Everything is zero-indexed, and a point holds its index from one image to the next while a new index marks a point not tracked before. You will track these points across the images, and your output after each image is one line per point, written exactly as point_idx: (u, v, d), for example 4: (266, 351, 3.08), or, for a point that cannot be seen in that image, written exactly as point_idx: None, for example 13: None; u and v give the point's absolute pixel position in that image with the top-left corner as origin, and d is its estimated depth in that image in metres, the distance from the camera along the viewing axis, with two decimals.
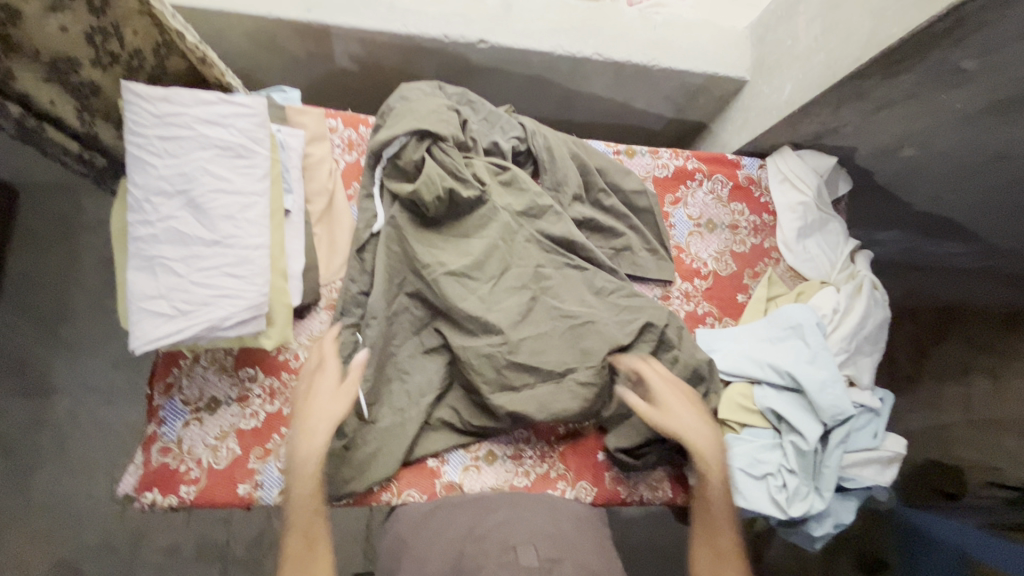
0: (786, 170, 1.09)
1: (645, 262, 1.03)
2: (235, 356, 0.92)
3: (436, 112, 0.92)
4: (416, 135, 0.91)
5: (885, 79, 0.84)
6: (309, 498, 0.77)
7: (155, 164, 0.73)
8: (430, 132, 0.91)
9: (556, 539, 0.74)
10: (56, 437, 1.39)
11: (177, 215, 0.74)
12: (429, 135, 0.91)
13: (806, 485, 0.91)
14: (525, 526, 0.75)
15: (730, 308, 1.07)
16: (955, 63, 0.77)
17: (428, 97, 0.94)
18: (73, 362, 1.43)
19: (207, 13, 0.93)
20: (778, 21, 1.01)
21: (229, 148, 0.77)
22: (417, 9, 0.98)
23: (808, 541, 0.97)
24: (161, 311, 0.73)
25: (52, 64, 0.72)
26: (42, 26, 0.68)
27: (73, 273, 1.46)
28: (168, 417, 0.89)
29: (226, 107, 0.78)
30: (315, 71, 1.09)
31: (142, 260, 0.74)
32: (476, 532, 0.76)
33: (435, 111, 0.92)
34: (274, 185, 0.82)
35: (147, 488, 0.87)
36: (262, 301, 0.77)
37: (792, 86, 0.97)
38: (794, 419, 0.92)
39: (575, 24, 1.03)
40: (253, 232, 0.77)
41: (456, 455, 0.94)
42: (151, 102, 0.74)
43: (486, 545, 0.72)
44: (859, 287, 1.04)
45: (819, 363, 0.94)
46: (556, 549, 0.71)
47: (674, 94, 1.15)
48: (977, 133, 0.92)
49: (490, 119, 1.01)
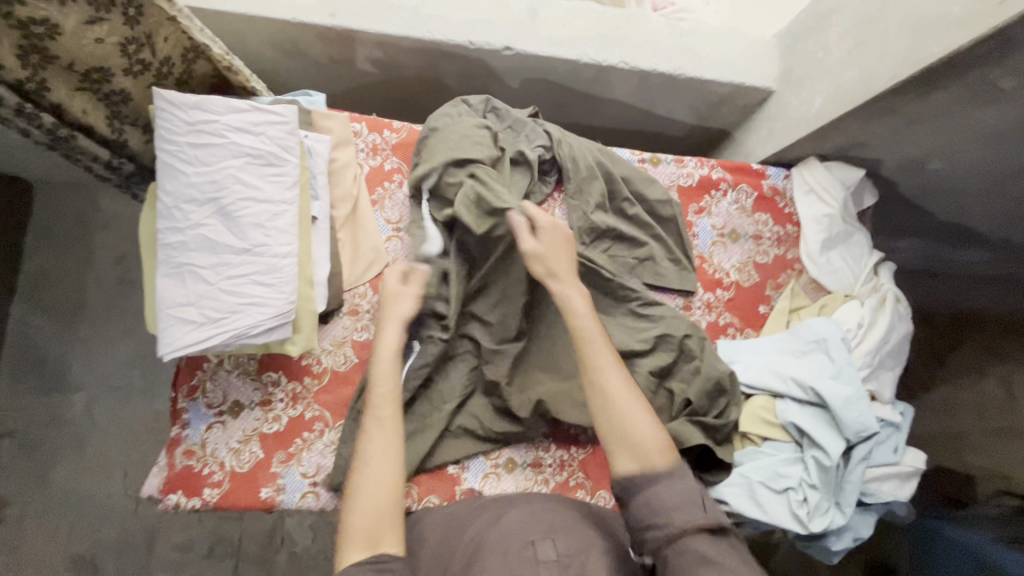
0: (813, 181, 1.08)
1: (670, 277, 1.02)
2: (259, 360, 0.92)
3: (468, 137, 0.94)
4: (453, 163, 0.93)
5: (921, 96, 0.83)
6: (386, 399, 0.82)
7: (186, 171, 0.73)
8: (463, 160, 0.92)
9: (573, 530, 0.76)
10: (73, 431, 1.41)
11: (207, 223, 0.74)
12: (467, 162, 0.93)
13: (827, 500, 0.91)
14: (541, 516, 0.77)
15: (752, 319, 1.06)
16: (993, 82, 0.76)
17: (463, 125, 0.95)
18: (90, 357, 1.44)
19: (233, 17, 0.93)
20: (808, 31, 1.00)
21: (259, 156, 0.77)
22: (442, 15, 0.97)
23: (826, 554, 0.97)
24: (190, 319, 0.73)
25: (85, 74, 0.72)
26: (80, 38, 0.67)
27: (88, 271, 1.47)
28: (192, 420, 0.90)
29: (257, 115, 0.77)
30: (337, 75, 1.08)
31: (173, 267, 0.74)
32: (499, 518, 0.78)
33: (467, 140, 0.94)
34: (302, 192, 0.81)
35: (172, 491, 0.88)
36: (289, 309, 0.77)
37: (822, 99, 0.96)
38: (817, 434, 0.92)
39: (600, 32, 1.02)
40: (282, 241, 0.77)
41: (476, 463, 0.94)
42: (183, 110, 0.73)
43: (505, 540, 0.73)
44: (883, 300, 1.03)
45: (843, 379, 0.93)
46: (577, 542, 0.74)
47: (698, 103, 1.13)
48: (1009, 151, 0.90)
49: (514, 126, 1.00)
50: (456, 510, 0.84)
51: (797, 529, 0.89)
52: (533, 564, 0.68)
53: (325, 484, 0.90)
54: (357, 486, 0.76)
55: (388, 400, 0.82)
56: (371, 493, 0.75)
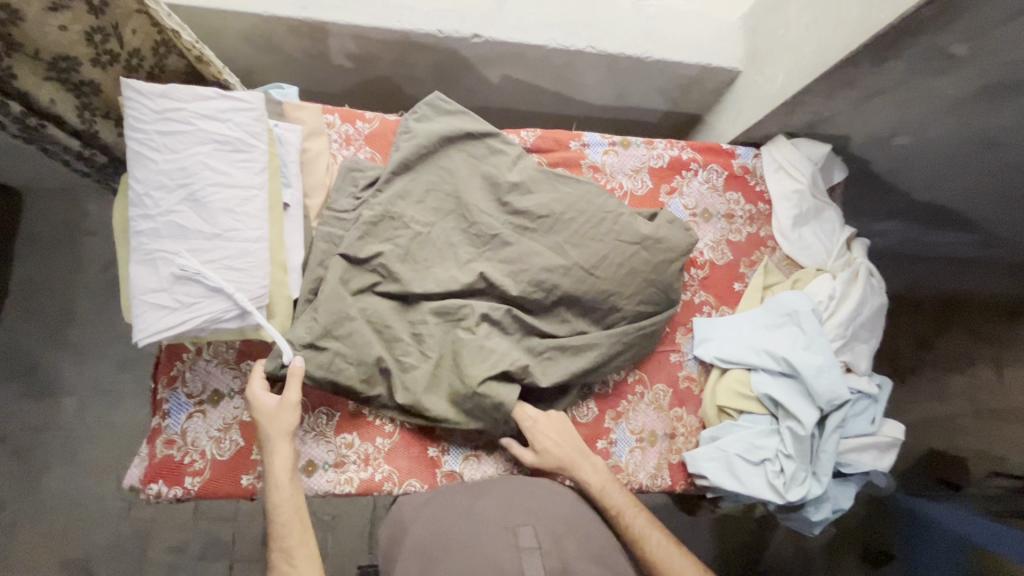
0: (781, 158, 1.09)
1: (661, 263, 0.98)
2: (237, 349, 0.93)
3: (487, 348, 0.91)
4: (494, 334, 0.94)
5: (876, 66, 0.86)
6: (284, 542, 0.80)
7: (156, 158, 0.77)
8: (470, 364, 0.90)
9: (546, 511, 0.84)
10: (63, 435, 1.40)
11: (177, 209, 0.78)
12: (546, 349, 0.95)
13: (804, 470, 0.95)
14: (517, 502, 0.84)
15: (727, 297, 1.08)
16: (944, 49, 0.79)
17: (485, 337, 0.92)
18: (78, 360, 1.43)
19: (207, 14, 0.94)
20: (769, 11, 1.03)
21: (228, 143, 0.81)
22: (411, 6, 0.98)
23: (808, 526, 1.00)
24: (163, 304, 0.78)
25: (52, 63, 0.74)
26: (43, 23, 0.70)
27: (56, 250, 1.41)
28: (172, 410, 0.90)
29: (223, 102, 0.81)
30: (313, 70, 1.09)
31: (144, 255, 0.77)
32: (472, 501, 0.86)
33: (496, 358, 0.91)
34: (272, 178, 0.85)
35: (152, 481, 0.88)
36: (262, 293, 0.82)
37: (784, 75, 0.99)
38: (791, 405, 0.95)
39: (568, 17, 1.03)
40: (240, 189, 0.81)
41: (456, 446, 0.98)
42: (150, 99, 0.77)
43: (472, 528, 0.80)
44: (856, 274, 1.05)
45: (814, 349, 0.97)
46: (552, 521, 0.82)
47: (669, 87, 1.15)
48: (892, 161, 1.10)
49: (485, 349, 0.91)
50: (435, 514, 0.86)
51: (774, 499, 0.93)
52: (514, 548, 0.76)
53: (304, 470, 0.92)
54: None
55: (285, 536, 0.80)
56: None
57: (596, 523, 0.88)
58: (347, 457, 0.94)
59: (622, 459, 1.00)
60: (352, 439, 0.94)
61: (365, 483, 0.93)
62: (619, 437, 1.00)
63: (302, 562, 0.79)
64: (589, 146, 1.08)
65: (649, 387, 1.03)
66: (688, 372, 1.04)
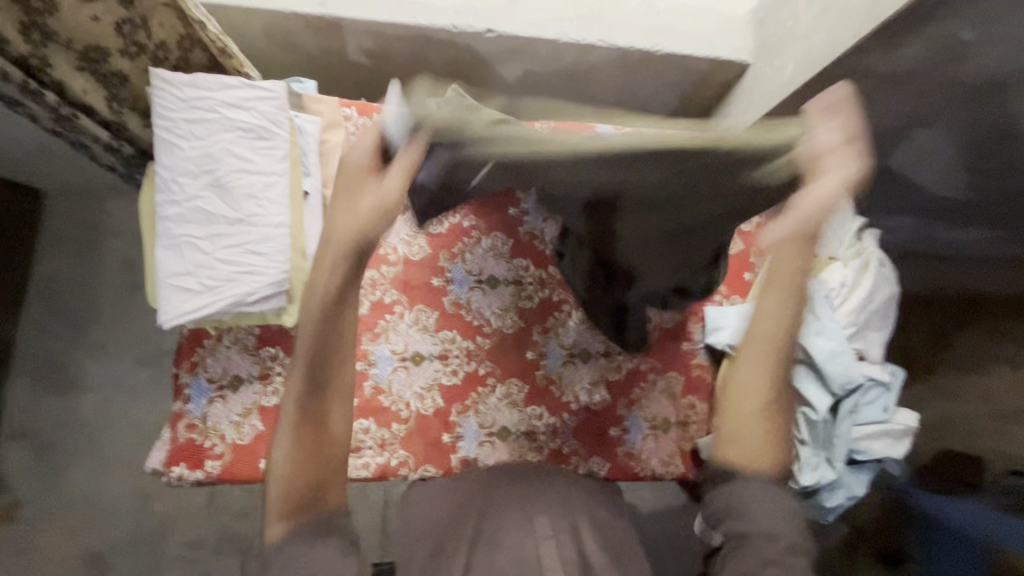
0: None
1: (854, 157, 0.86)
2: (257, 335, 0.95)
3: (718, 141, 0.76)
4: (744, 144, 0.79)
5: (885, 54, 0.87)
6: (307, 361, 0.66)
7: (182, 145, 0.81)
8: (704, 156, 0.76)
9: (561, 503, 0.83)
10: (84, 430, 1.42)
11: (202, 195, 0.81)
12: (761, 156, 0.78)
13: (817, 456, 0.96)
14: (535, 493, 0.84)
15: (739, 286, 1.11)
16: (952, 35, 0.80)
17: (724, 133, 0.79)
18: (98, 356, 1.45)
19: (231, 12, 0.98)
20: (778, 4, 1.05)
21: (252, 130, 0.84)
22: (428, 2, 1.01)
23: (822, 513, 1.01)
24: (188, 287, 0.80)
25: (84, 54, 0.77)
26: (77, 13, 0.72)
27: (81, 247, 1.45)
28: (193, 395, 0.92)
29: (248, 91, 0.84)
30: (331, 67, 1.12)
31: (169, 239, 0.80)
32: (487, 491, 0.86)
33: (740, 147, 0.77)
34: (293, 166, 0.88)
35: (175, 463, 0.90)
36: (284, 277, 0.84)
37: (793, 65, 1.00)
38: (805, 391, 0.96)
39: (581, 12, 1.05)
40: (263, 176, 0.84)
41: (471, 432, 0.99)
42: (178, 88, 0.81)
43: (485, 521, 0.79)
44: (866, 263, 1.05)
45: (827, 334, 0.97)
46: (568, 511, 0.82)
47: (678, 81, 1.17)
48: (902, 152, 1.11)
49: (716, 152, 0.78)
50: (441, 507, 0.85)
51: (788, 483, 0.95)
52: (531, 537, 0.75)
53: None
54: (286, 413, 0.65)
55: (310, 360, 0.66)
56: (281, 465, 0.63)
57: (610, 511, 0.88)
58: (363, 442, 0.95)
59: (635, 445, 1.03)
60: (368, 425, 0.96)
61: (381, 468, 0.95)
62: (631, 423, 1.03)
63: (335, 419, 0.67)
64: (531, 212, 1.07)
65: (661, 374, 1.06)
66: (700, 360, 1.07)
